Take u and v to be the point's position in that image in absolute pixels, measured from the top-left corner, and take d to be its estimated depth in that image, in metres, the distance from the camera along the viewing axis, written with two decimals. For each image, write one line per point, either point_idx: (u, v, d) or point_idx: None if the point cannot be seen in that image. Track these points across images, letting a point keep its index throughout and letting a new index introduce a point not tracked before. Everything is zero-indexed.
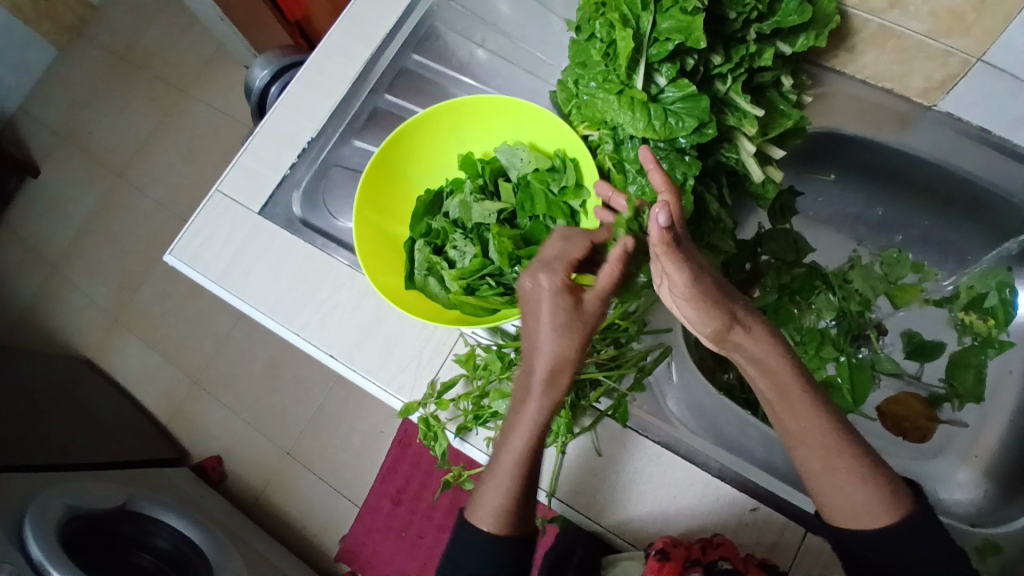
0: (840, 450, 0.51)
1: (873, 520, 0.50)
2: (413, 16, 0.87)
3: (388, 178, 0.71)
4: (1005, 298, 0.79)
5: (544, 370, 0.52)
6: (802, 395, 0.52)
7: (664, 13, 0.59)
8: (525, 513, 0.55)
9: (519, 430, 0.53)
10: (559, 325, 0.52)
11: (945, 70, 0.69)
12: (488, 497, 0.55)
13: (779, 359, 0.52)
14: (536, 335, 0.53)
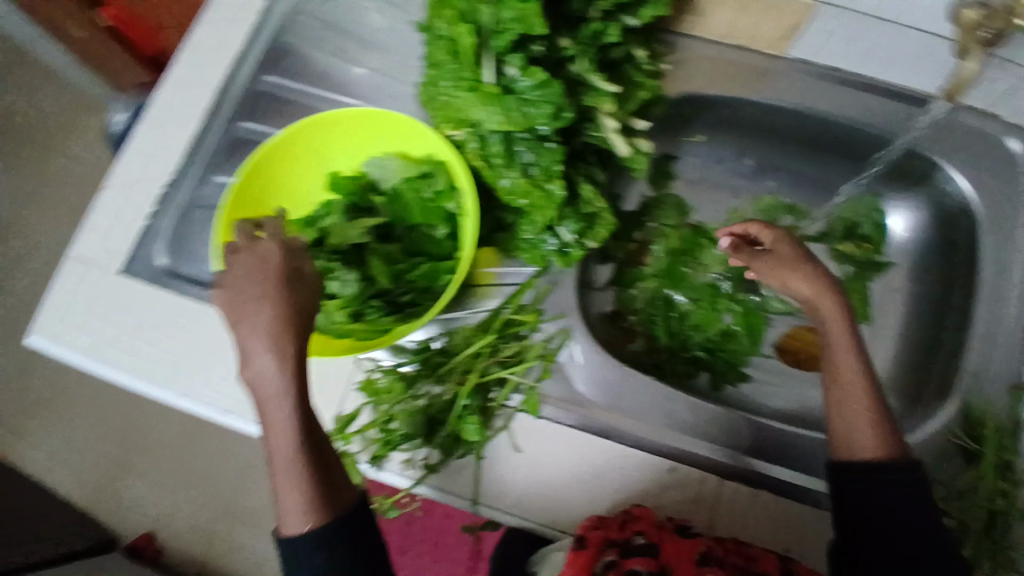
0: (858, 386, 0.61)
1: (862, 453, 0.59)
2: (261, 36, 0.82)
3: (253, 213, 0.68)
4: (876, 223, 0.86)
5: (272, 368, 0.55)
6: (848, 348, 0.63)
7: (502, 2, 0.56)
8: (335, 481, 0.57)
9: (277, 424, 0.55)
10: (257, 329, 0.56)
11: (793, 18, 0.70)
12: (279, 480, 0.56)
13: (835, 316, 0.65)
14: (246, 341, 0.56)
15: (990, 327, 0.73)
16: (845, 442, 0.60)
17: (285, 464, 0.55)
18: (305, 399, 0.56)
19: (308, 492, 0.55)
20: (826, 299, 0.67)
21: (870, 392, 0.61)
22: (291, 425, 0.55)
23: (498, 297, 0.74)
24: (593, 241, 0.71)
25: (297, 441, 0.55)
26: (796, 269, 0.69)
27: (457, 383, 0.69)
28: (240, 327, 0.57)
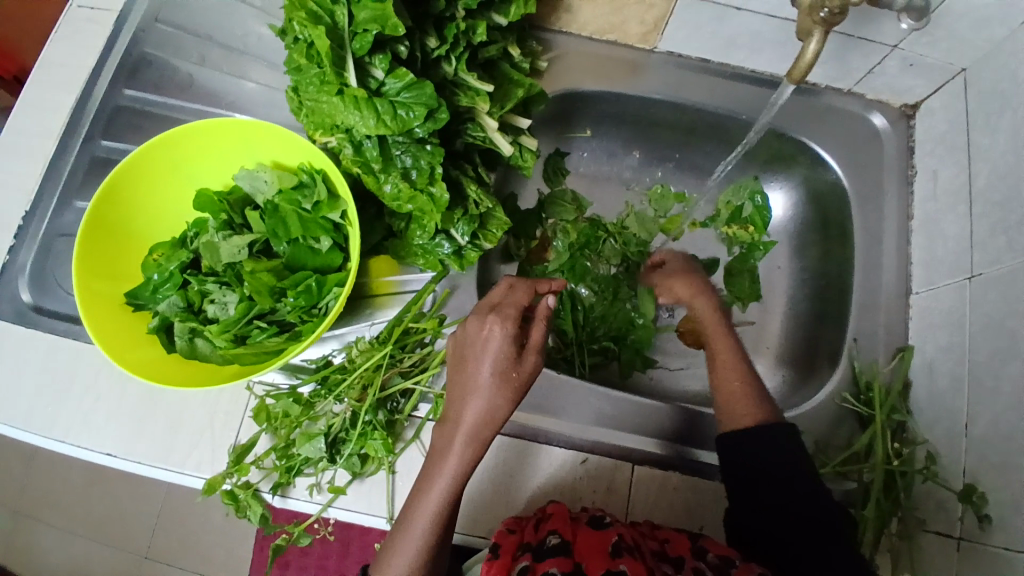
0: (728, 363, 0.70)
1: (743, 418, 0.65)
2: (114, 47, 0.78)
3: (116, 237, 0.65)
4: (758, 204, 0.87)
5: (472, 424, 0.56)
6: (726, 342, 0.73)
7: (358, 4, 0.56)
8: (438, 548, 0.57)
9: (433, 493, 0.56)
10: (495, 394, 0.56)
11: (653, 11, 0.74)
12: (401, 553, 0.55)
13: (711, 313, 0.76)
14: (462, 406, 0.57)
15: (862, 291, 0.77)
16: (724, 410, 0.67)
17: (427, 530, 0.56)
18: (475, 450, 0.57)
19: (427, 554, 0.56)
20: (700, 300, 0.77)
21: (743, 369, 0.69)
22: (446, 494, 0.56)
23: (396, 305, 0.72)
24: (488, 241, 0.71)
25: (449, 509, 0.56)
26: (688, 278, 0.80)
27: (359, 399, 0.64)
28: (466, 393, 0.57)
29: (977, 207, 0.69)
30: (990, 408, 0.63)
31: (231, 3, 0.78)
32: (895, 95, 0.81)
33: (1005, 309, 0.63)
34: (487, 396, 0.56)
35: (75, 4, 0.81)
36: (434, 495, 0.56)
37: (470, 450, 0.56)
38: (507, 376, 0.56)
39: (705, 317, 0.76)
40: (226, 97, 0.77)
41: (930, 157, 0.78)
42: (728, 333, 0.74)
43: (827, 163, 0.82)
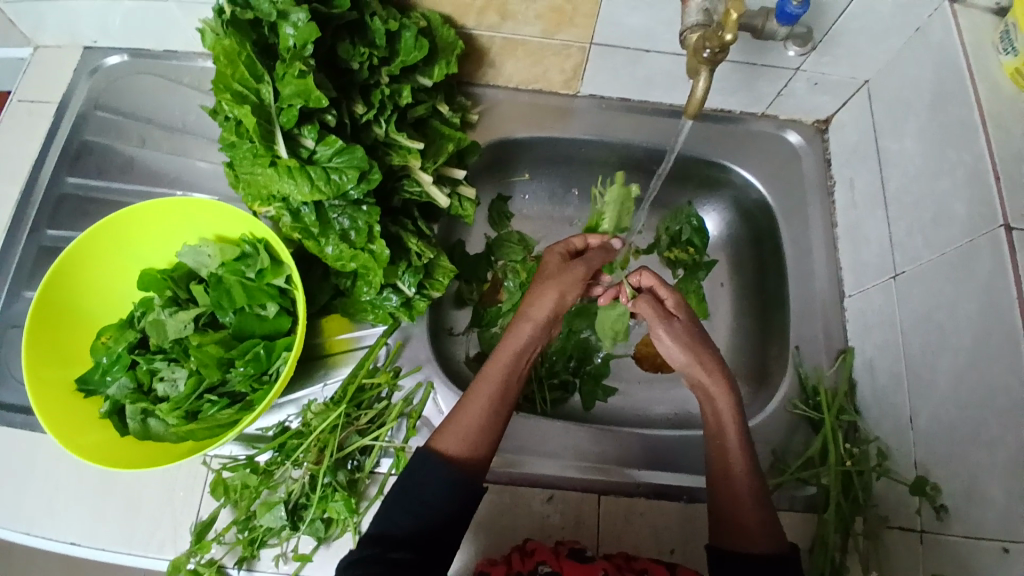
0: (744, 481, 0.63)
1: (753, 542, 0.60)
2: (57, 137, 0.80)
3: (62, 326, 0.65)
4: (695, 227, 0.90)
5: (539, 318, 0.66)
6: (737, 437, 0.64)
7: (282, 81, 0.58)
8: (490, 432, 0.60)
9: (499, 366, 0.62)
10: (568, 280, 0.68)
11: (572, 60, 0.79)
12: (461, 424, 0.59)
13: (730, 417, 0.66)
14: (532, 301, 0.66)
15: (800, 300, 0.81)
16: (736, 530, 0.61)
17: (484, 407, 0.60)
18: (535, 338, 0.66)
19: (489, 427, 0.60)
20: (723, 396, 0.66)
21: (756, 487, 0.62)
22: (512, 362, 0.63)
23: (350, 363, 0.72)
24: (436, 290, 0.73)
25: (510, 384, 0.62)
26: (691, 337, 0.70)
27: (316, 462, 0.64)
28: (544, 284, 0.68)
29: (892, 209, 0.74)
30: (929, 400, 0.65)
31: (171, 87, 0.82)
32: (806, 113, 0.87)
33: (928, 302, 0.66)
34: (548, 295, 0.67)
35: (17, 97, 0.83)
36: (503, 364, 0.63)
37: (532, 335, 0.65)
38: (589, 265, 0.71)
39: (723, 417, 0.66)
40: (169, 175, 0.79)
41: (844, 169, 0.84)
42: (741, 431, 0.65)
43: (750, 182, 0.87)
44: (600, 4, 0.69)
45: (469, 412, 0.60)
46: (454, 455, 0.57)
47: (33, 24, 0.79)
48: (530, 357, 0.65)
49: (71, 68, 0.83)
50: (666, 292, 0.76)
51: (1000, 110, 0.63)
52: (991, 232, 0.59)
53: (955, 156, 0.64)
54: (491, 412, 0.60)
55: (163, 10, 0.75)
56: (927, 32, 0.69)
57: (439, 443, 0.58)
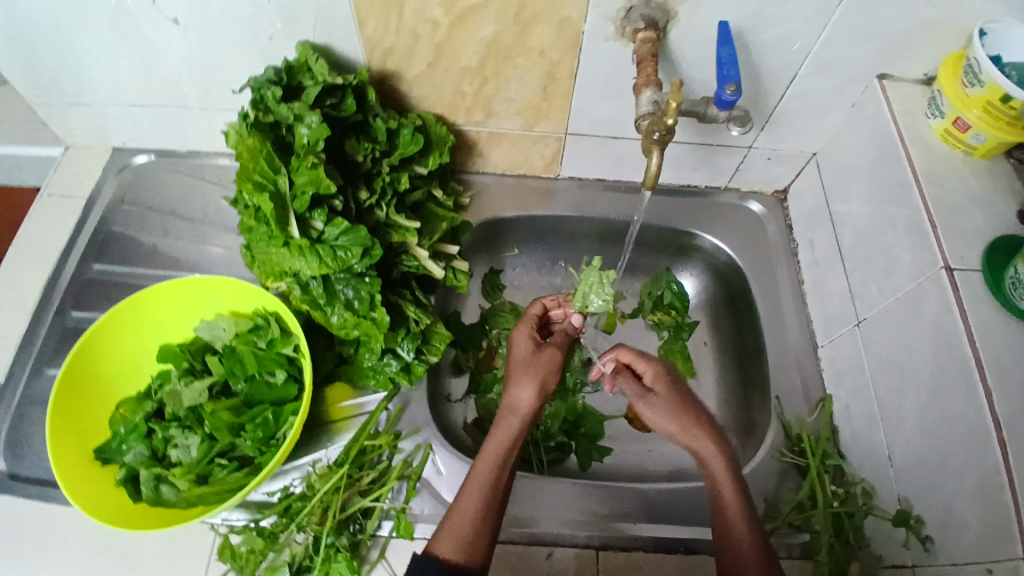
0: (749, 551, 0.63)
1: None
2: (86, 229, 0.88)
3: (86, 398, 0.70)
4: (675, 290, 0.96)
5: (523, 411, 0.70)
6: (732, 493, 0.66)
7: (297, 172, 0.67)
8: (485, 530, 0.61)
9: (486, 461, 0.65)
10: (545, 370, 0.73)
11: (551, 147, 0.90)
12: (455, 524, 0.61)
13: (728, 485, 0.67)
14: (514, 393, 0.71)
15: (777, 352, 0.86)
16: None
17: (477, 507, 0.62)
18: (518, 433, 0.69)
19: (484, 523, 0.61)
20: (719, 466, 0.68)
21: (761, 551, 0.62)
22: (500, 456, 0.66)
23: (353, 429, 0.76)
24: (434, 354, 0.78)
25: (498, 478, 0.64)
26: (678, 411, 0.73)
27: (319, 523, 0.67)
28: (523, 376, 0.72)
29: (848, 263, 0.81)
30: (904, 437, 0.68)
31: (192, 182, 0.92)
32: (766, 184, 0.96)
33: (890, 345, 0.71)
34: (524, 386, 0.71)
35: (47, 192, 0.91)
36: (490, 462, 0.65)
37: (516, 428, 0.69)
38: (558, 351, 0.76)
39: (722, 489, 0.67)
40: (187, 259, 0.87)
41: (804, 231, 0.92)
42: (739, 491, 0.66)
43: (718, 248, 0.95)
44: (571, 99, 0.81)
45: (461, 511, 0.61)
46: (450, 558, 0.59)
47: (67, 128, 0.90)
48: (517, 450, 0.68)
49: (101, 168, 0.93)
50: (645, 365, 0.76)
51: (929, 169, 0.71)
52: (934, 274, 0.66)
53: (897, 211, 0.73)
54: (484, 509, 0.62)
55: (188, 114, 0.86)
56: (862, 106, 0.80)
57: (434, 548, 0.60)
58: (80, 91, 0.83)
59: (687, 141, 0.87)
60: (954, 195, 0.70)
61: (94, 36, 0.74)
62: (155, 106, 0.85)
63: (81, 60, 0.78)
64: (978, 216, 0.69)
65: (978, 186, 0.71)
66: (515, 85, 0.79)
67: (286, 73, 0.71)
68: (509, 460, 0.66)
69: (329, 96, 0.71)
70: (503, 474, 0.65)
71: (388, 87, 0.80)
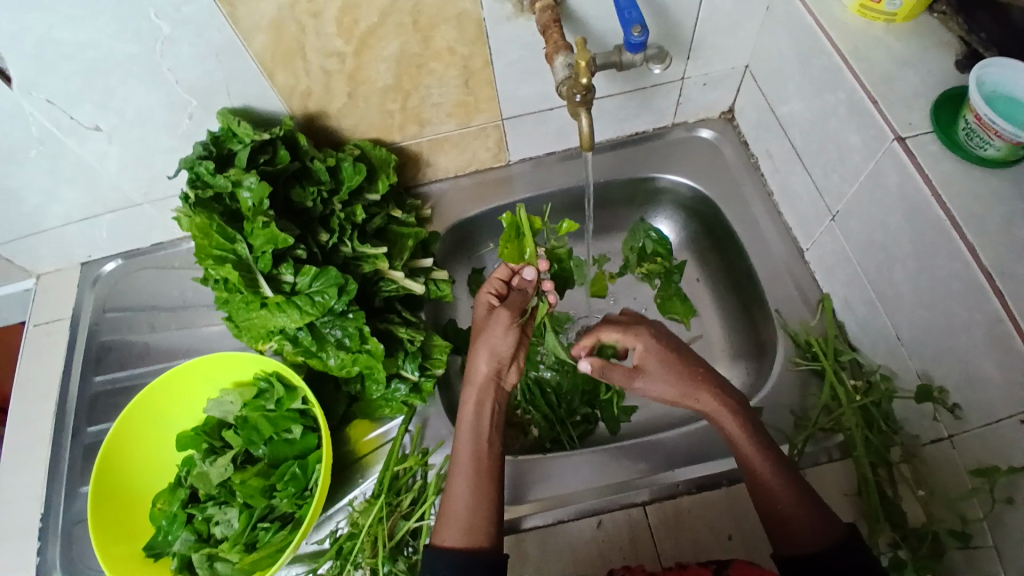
0: (780, 488, 0.63)
1: (803, 541, 0.61)
2: (78, 345, 0.90)
3: (122, 505, 0.73)
4: (655, 237, 0.96)
5: (480, 381, 0.70)
6: (762, 459, 0.65)
7: (252, 235, 0.68)
8: (482, 512, 0.63)
9: (462, 444, 0.67)
10: (495, 334, 0.71)
11: (493, 137, 0.90)
12: (452, 515, 0.64)
13: (740, 434, 0.67)
14: (471, 366, 0.71)
15: (765, 267, 0.86)
16: (788, 536, 0.62)
17: (467, 492, 0.64)
18: (486, 406, 0.69)
19: (478, 506, 0.64)
20: (725, 419, 0.68)
21: (792, 487, 0.63)
22: (476, 434, 0.68)
23: (382, 459, 0.77)
24: (438, 366, 0.79)
25: (480, 456, 0.67)
26: (675, 384, 0.71)
27: (373, 556, 0.69)
28: (475, 347, 0.72)
29: (806, 161, 0.81)
30: (905, 313, 0.68)
31: (165, 273, 0.94)
32: (711, 109, 0.96)
33: (867, 227, 0.72)
34: (477, 357, 0.71)
35: (32, 323, 0.93)
36: (468, 442, 0.67)
37: (481, 400, 0.69)
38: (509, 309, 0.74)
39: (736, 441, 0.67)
40: (182, 348, 0.89)
41: (759, 143, 0.92)
42: (753, 438, 0.66)
43: (679, 183, 0.95)
44: (495, 85, 0.81)
45: (453, 502, 0.64)
46: (454, 547, 0.62)
47: (33, 259, 0.92)
48: (490, 421, 0.69)
49: (76, 285, 0.95)
50: (634, 339, 0.74)
51: (855, 47, 0.71)
52: (887, 147, 0.66)
53: (834, 98, 0.72)
54: (473, 492, 0.64)
55: (142, 211, 0.88)
56: (775, 8, 0.79)
57: (439, 540, 0.63)
58: (34, 222, 0.85)
59: (621, 92, 0.87)
60: (886, 64, 0.70)
61: (29, 167, 0.76)
62: (108, 213, 0.87)
63: (28, 196, 0.80)
64: (914, 79, 0.69)
65: (904, 50, 0.71)
66: (437, 89, 0.80)
67: (214, 145, 0.73)
68: (484, 435, 0.68)
69: (262, 153, 0.73)
70: (484, 451, 0.67)
71: (318, 129, 0.82)
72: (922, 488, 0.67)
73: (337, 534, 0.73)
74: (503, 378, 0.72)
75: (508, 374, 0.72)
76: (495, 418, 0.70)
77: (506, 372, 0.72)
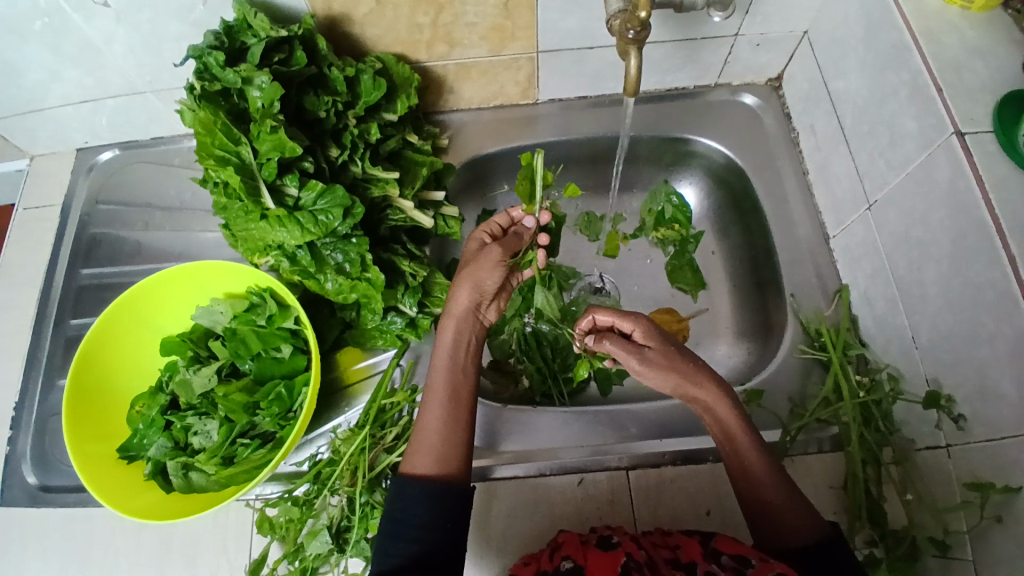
0: (769, 483, 0.62)
1: (794, 531, 0.60)
2: (67, 234, 0.87)
3: (99, 401, 0.72)
4: (675, 203, 0.92)
5: (460, 312, 0.68)
6: (745, 437, 0.64)
7: (258, 139, 0.63)
8: (453, 447, 0.62)
9: (440, 370, 0.65)
10: (482, 268, 0.69)
11: (524, 71, 0.84)
12: (423, 442, 0.61)
13: (735, 424, 0.64)
14: (455, 294, 0.69)
15: (787, 248, 0.83)
16: (774, 527, 0.61)
17: (439, 422, 0.62)
18: (461, 340, 0.67)
19: (451, 438, 0.62)
20: (722, 411, 0.65)
21: (781, 483, 0.62)
22: (455, 361, 0.66)
23: (370, 390, 0.76)
24: (437, 305, 0.77)
25: (456, 385, 0.65)
26: (670, 361, 0.67)
27: (351, 486, 0.68)
28: (460, 277, 0.70)
29: (853, 143, 0.76)
30: (926, 316, 0.66)
31: (163, 170, 0.89)
32: (758, 74, 0.90)
33: (904, 222, 0.68)
34: (460, 288, 0.68)
35: (22, 206, 0.89)
36: (443, 370, 0.65)
37: (460, 328, 0.68)
38: (501, 246, 0.72)
39: (730, 429, 0.64)
40: (175, 250, 0.85)
41: (803, 116, 0.86)
42: (745, 430, 0.64)
43: (713, 149, 0.90)
44: (536, 12, 0.74)
45: (427, 427, 0.62)
46: (424, 476, 0.60)
47: (25, 137, 0.87)
48: (466, 355, 0.67)
49: (69, 172, 0.91)
50: (631, 324, 0.71)
51: (928, 26, 0.65)
52: (944, 141, 0.61)
53: (896, 79, 0.67)
54: (447, 420, 0.63)
55: (144, 100, 0.82)
56: None
57: (408, 468, 0.61)
58: (30, 99, 0.79)
59: (668, 39, 0.81)
60: (956, 49, 0.64)
61: (30, 39, 0.70)
62: (108, 99, 0.81)
63: (27, 71, 0.75)
64: (983, 68, 0.63)
65: (976, 40, 0.64)
66: (473, 7, 0.73)
67: (226, 36, 0.66)
68: (461, 362, 0.66)
69: (276, 52, 0.67)
70: (458, 381, 0.65)
71: (339, 34, 0.75)
72: (910, 492, 0.66)
73: (317, 458, 0.73)
74: (482, 312, 0.70)
75: (486, 310, 0.71)
76: (472, 347, 0.68)
77: (486, 307, 0.70)
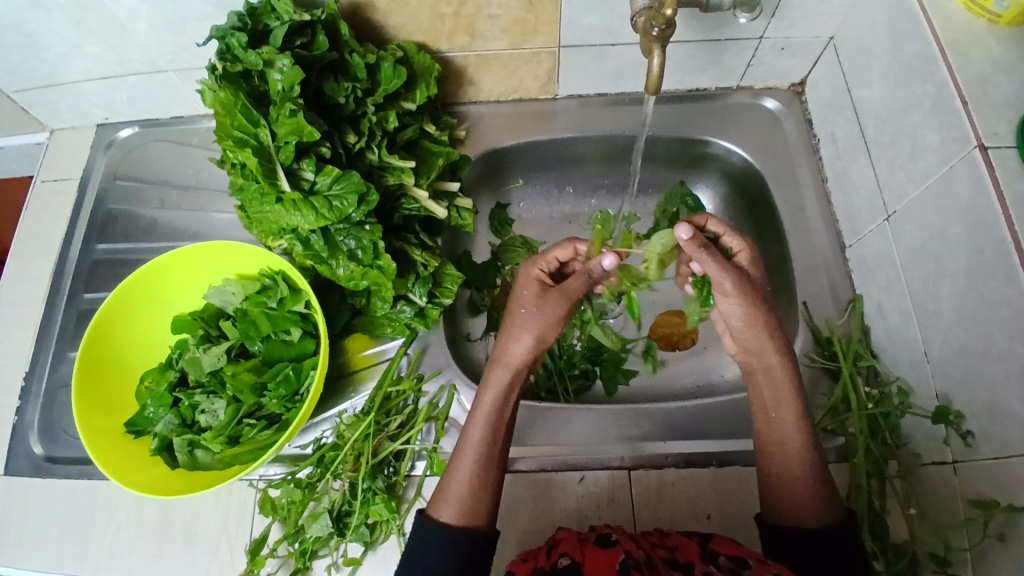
0: (800, 462, 0.62)
1: (805, 519, 0.60)
2: (84, 209, 0.88)
3: (109, 374, 0.73)
4: (691, 205, 0.89)
5: (514, 362, 0.64)
6: (793, 413, 0.63)
7: (277, 122, 0.63)
8: (484, 502, 0.61)
9: (478, 423, 0.62)
10: (544, 322, 0.64)
11: (545, 65, 0.84)
12: (453, 490, 0.61)
13: (787, 400, 0.64)
14: (505, 343, 0.65)
15: (802, 255, 0.82)
16: (787, 511, 0.61)
17: (471, 473, 0.61)
18: (504, 393, 0.64)
19: (481, 487, 0.61)
20: (782, 381, 0.63)
21: (813, 468, 0.62)
22: (490, 419, 0.63)
23: (375, 377, 0.77)
24: (447, 296, 0.76)
25: (495, 440, 0.63)
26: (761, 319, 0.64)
27: (353, 472, 0.69)
28: (516, 325, 0.65)
29: (874, 153, 0.75)
30: (939, 329, 0.65)
31: (181, 150, 0.90)
32: (781, 79, 0.89)
33: (922, 234, 0.67)
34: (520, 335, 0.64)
35: (41, 178, 0.90)
36: (481, 422, 0.63)
37: (508, 381, 0.64)
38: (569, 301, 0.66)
39: (779, 405, 0.64)
40: (189, 229, 0.86)
41: (824, 124, 0.86)
42: (796, 403, 0.63)
43: (731, 151, 0.89)
44: (559, 7, 0.74)
45: (458, 476, 0.61)
46: (449, 523, 0.60)
47: (46, 110, 0.88)
48: (510, 403, 0.64)
49: (89, 146, 0.91)
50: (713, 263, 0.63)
51: (956, 38, 0.64)
52: (966, 154, 0.60)
53: (922, 89, 0.66)
54: (479, 475, 0.61)
55: (166, 79, 0.82)
56: None
57: (434, 513, 0.61)
58: (54, 72, 0.80)
59: (691, 40, 0.80)
60: (982, 64, 0.63)
61: (56, 12, 0.71)
62: (130, 76, 0.82)
63: (51, 44, 0.75)
64: (1009, 83, 0.62)
65: (1005, 54, 0.63)
66: None
67: (249, 17, 0.66)
68: (502, 417, 0.63)
69: (299, 36, 0.67)
70: (497, 433, 0.63)
71: (361, 20, 0.75)
72: (913, 507, 0.66)
73: (320, 442, 0.74)
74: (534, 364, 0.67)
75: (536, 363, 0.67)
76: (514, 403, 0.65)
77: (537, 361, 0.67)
